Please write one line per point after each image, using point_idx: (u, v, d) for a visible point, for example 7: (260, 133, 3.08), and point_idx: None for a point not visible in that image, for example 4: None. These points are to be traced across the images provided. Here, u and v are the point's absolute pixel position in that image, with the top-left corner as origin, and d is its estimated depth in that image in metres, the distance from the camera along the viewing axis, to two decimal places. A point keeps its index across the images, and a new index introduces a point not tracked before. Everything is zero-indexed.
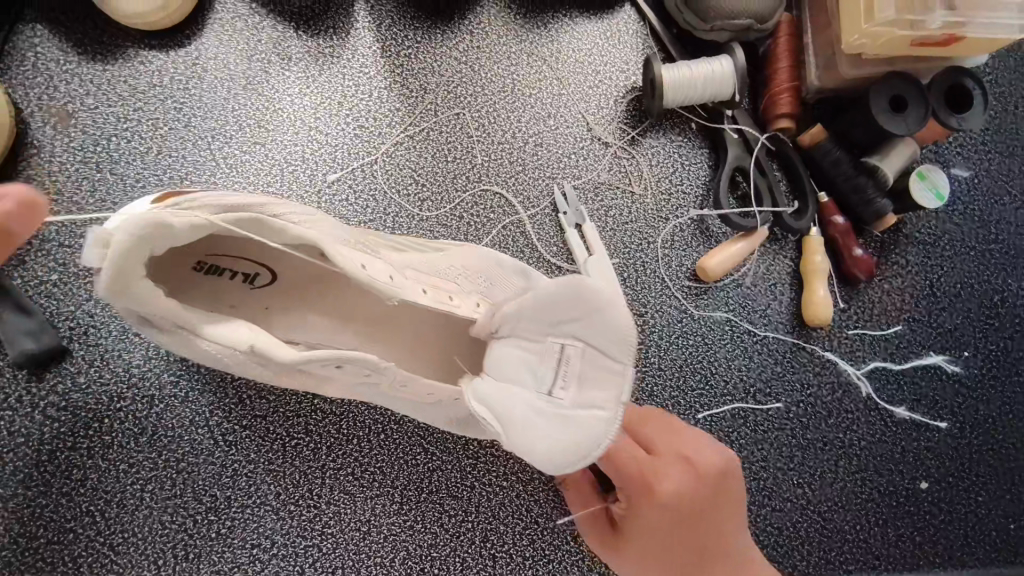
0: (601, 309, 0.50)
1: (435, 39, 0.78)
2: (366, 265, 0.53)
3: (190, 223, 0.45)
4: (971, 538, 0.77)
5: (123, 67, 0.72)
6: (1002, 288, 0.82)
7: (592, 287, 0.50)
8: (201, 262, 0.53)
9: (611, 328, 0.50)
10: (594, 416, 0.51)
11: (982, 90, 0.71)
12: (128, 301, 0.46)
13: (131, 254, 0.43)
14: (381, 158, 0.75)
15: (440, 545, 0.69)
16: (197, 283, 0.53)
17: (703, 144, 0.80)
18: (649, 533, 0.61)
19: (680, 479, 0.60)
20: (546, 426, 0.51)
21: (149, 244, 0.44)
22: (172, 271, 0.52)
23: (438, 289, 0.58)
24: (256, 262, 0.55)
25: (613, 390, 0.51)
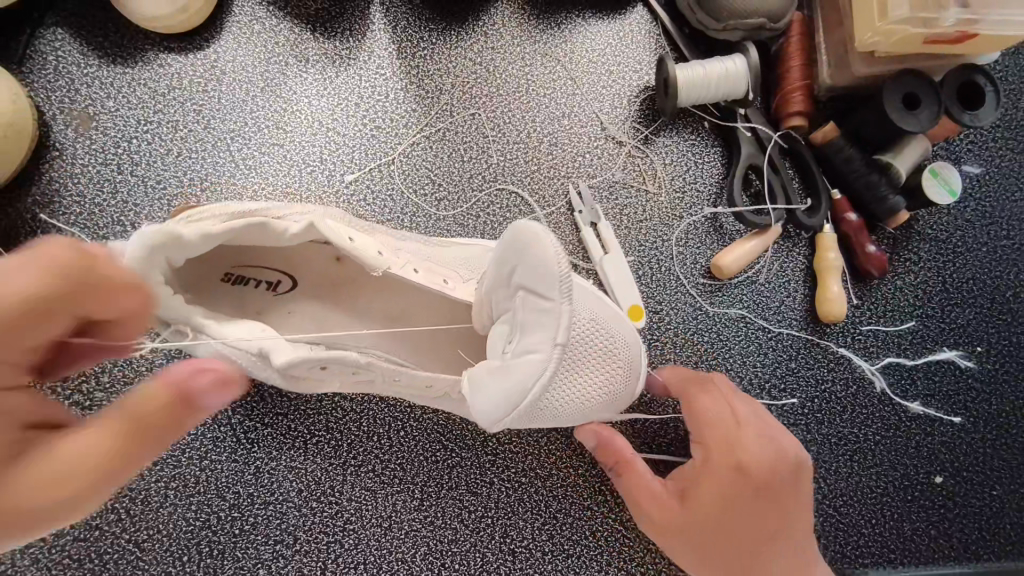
0: (525, 252, 0.49)
1: (450, 40, 0.79)
2: (353, 239, 0.56)
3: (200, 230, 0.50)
4: (985, 532, 0.78)
5: (143, 70, 0.73)
6: (1014, 284, 0.83)
7: (531, 227, 0.49)
8: (230, 273, 0.59)
9: (535, 272, 0.49)
10: (529, 362, 0.49)
11: (994, 87, 0.72)
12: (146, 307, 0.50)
13: (144, 258, 0.48)
14: (398, 158, 0.75)
15: (460, 541, 0.70)
16: (225, 292, 0.59)
17: (716, 142, 0.81)
18: (722, 503, 0.61)
19: (764, 453, 0.62)
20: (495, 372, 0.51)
21: (162, 251, 0.49)
22: (202, 282, 0.57)
23: (432, 270, 0.61)
24: (276, 270, 0.61)
25: (548, 334, 0.49)
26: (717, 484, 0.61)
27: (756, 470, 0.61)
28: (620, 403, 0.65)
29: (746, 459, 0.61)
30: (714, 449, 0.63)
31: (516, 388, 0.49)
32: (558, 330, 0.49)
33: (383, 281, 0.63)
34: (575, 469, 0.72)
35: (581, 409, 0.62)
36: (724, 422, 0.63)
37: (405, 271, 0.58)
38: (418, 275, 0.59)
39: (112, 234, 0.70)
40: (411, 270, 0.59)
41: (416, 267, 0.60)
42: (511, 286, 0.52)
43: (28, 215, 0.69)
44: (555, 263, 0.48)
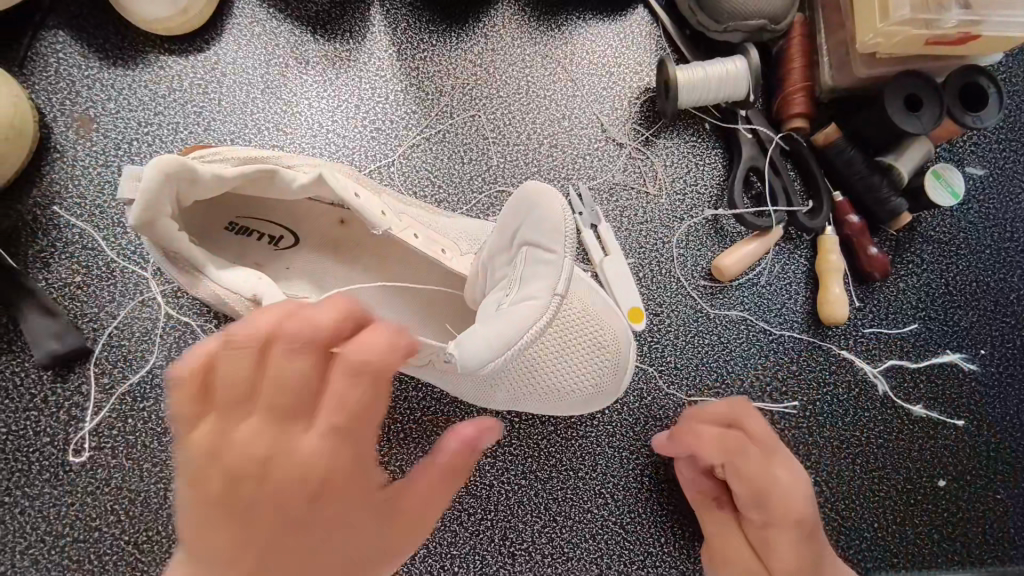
0: (535, 206, 0.50)
1: (451, 42, 0.79)
2: (359, 196, 0.57)
3: (213, 171, 0.52)
4: (989, 537, 0.77)
5: (144, 72, 0.73)
6: (1017, 286, 0.82)
7: (545, 187, 0.50)
8: (234, 222, 0.61)
9: (533, 224, 0.50)
10: (529, 304, 0.48)
11: (997, 88, 0.71)
12: (158, 235, 0.50)
13: (162, 186, 0.49)
14: (399, 160, 0.75)
15: (459, 544, 0.70)
16: (228, 242, 0.61)
17: (717, 144, 0.81)
18: (792, 556, 0.60)
19: (806, 489, 0.63)
20: (495, 320, 0.49)
21: (174, 185, 0.50)
22: (206, 228, 0.59)
23: (431, 238, 0.61)
24: (281, 225, 0.62)
25: (550, 280, 0.49)
26: (773, 532, 0.61)
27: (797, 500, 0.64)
28: (605, 396, 0.68)
29: (753, 495, 0.62)
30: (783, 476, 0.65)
31: (514, 323, 0.48)
32: (560, 276, 0.49)
33: (383, 242, 0.65)
34: (575, 472, 0.72)
35: (563, 395, 0.65)
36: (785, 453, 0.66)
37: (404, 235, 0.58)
38: (416, 241, 0.59)
39: (113, 235, 0.70)
40: (410, 235, 0.59)
41: (416, 232, 0.60)
42: (515, 247, 0.52)
43: (29, 217, 0.69)
44: (559, 209, 0.49)
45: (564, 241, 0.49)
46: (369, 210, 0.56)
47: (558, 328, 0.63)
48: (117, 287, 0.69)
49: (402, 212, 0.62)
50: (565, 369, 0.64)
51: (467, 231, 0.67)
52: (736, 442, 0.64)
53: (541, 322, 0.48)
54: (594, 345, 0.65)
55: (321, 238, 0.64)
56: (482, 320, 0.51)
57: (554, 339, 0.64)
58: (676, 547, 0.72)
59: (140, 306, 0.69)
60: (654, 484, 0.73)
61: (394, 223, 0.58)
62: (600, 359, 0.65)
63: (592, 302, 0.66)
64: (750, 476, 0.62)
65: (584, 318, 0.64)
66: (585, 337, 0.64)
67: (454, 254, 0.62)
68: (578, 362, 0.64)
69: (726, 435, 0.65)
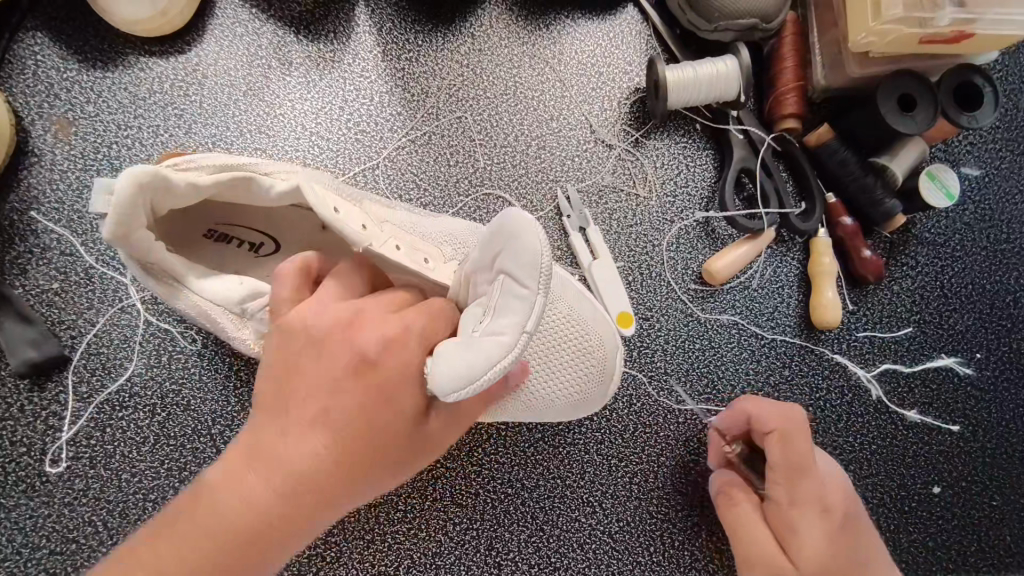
0: (516, 234, 0.47)
1: (437, 42, 0.78)
2: (339, 209, 0.55)
3: (188, 180, 0.51)
4: (984, 544, 0.76)
5: (123, 74, 0.72)
6: (1014, 288, 0.81)
7: (528, 216, 0.47)
8: (214, 229, 0.60)
9: (513, 251, 0.46)
10: (498, 339, 0.44)
11: (993, 88, 0.70)
12: (134, 246, 0.50)
13: (136, 199, 0.48)
14: (383, 162, 0.74)
15: (444, 554, 0.69)
16: (206, 248, 0.60)
17: (708, 145, 0.79)
18: (819, 539, 0.59)
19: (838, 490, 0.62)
20: (460, 350, 0.44)
21: (148, 196, 0.50)
22: (184, 235, 0.59)
23: (414, 247, 0.58)
24: (261, 232, 0.62)
25: (522, 317, 0.45)
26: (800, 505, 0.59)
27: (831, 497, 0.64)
28: (591, 404, 0.66)
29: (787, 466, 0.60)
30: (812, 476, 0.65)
31: (481, 358, 0.43)
32: (532, 315, 0.45)
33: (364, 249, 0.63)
34: (563, 480, 0.72)
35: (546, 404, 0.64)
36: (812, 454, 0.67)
37: (387, 249, 0.55)
38: (399, 252, 0.55)
39: (91, 241, 0.69)
40: (392, 247, 0.55)
41: (399, 243, 0.57)
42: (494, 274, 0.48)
43: (6, 223, 0.68)
44: (541, 240, 0.45)
45: (542, 278, 0.45)
46: (349, 225, 0.53)
47: (540, 332, 0.61)
48: (97, 294, 0.69)
49: (384, 221, 0.59)
50: (547, 379, 0.62)
51: (451, 236, 0.64)
52: (783, 414, 0.63)
53: (509, 361, 0.44)
54: (577, 353, 0.63)
55: (302, 244, 0.63)
56: (445, 347, 0.46)
57: (536, 345, 0.62)
58: (665, 556, 0.71)
59: (118, 315, 0.69)
60: (643, 493, 0.72)
61: (376, 236, 0.55)
62: (587, 371, 0.63)
63: (579, 305, 0.64)
64: (787, 440, 0.61)
65: (569, 323, 0.62)
66: (566, 343, 0.62)
67: (438, 263, 0.59)
68: (560, 371, 0.62)
69: (778, 410, 0.64)
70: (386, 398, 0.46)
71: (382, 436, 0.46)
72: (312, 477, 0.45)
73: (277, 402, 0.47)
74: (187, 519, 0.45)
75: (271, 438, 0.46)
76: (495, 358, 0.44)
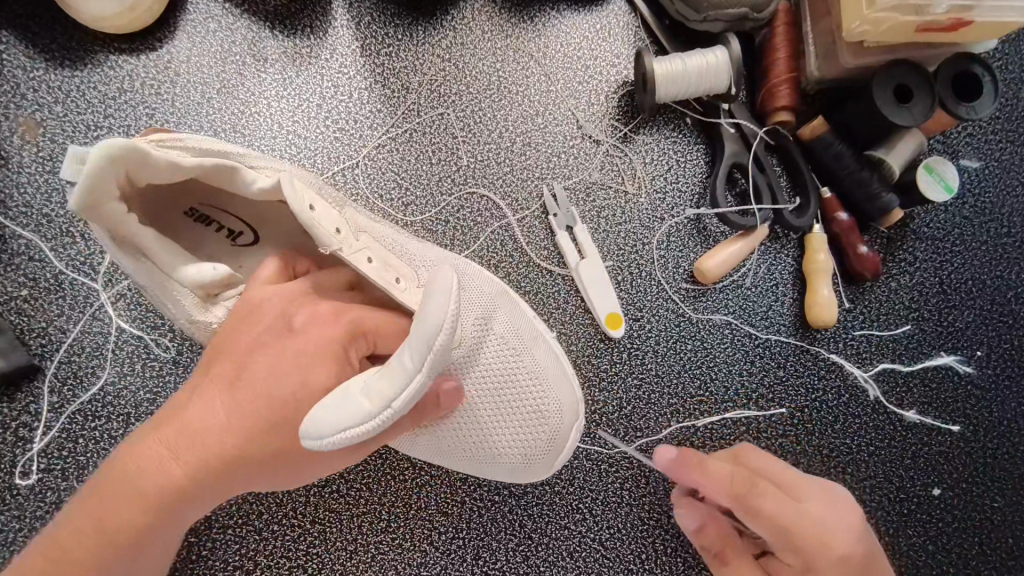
0: (429, 299, 0.46)
1: (418, 36, 0.75)
2: (316, 207, 0.52)
3: (169, 159, 0.47)
4: (986, 547, 0.74)
5: (92, 72, 0.69)
6: (1016, 283, 0.79)
7: (441, 282, 0.46)
8: (195, 208, 0.56)
9: (417, 318, 0.45)
10: (360, 402, 0.44)
11: (992, 77, 0.68)
12: (102, 218, 0.47)
13: (109, 171, 0.45)
14: (363, 161, 0.72)
15: (429, 564, 0.67)
16: (183, 226, 0.57)
17: (700, 139, 0.77)
18: None
19: (851, 527, 0.54)
20: (336, 399, 0.45)
21: (124, 167, 0.46)
22: (162, 209, 0.55)
23: (389, 262, 0.56)
24: (242, 221, 0.58)
25: (388, 387, 0.44)
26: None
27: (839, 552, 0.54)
28: (538, 471, 0.64)
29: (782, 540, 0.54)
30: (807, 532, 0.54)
31: (342, 419, 0.43)
32: (398, 387, 0.44)
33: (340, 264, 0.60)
34: (551, 487, 0.69)
35: (490, 448, 0.62)
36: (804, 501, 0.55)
37: (355, 257, 0.54)
38: (369, 266, 0.54)
39: (61, 245, 0.67)
40: (363, 260, 0.54)
41: (372, 255, 0.55)
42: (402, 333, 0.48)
43: None
44: (442, 315, 0.44)
45: (426, 357, 0.44)
46: (324, 226, 0.51)
47: (493, 382, 0.60)
48: (66, 300, 0.67)
49: (364, 231, 0.57)
50: (498, 426, 0.61)
51: (435, 255, 0.61)
52: (746, 482, 0.55)
53: (372, 426, 0.44)
54: (531, 409, 0.61)
55: (281, 240, 0.60)
56: (331, 390, 0.46)
57: (489, 396, 0.60)
58: (657, 564, 0.69)
59: (91, 322, 0.66)
60: (634, 499, 0.70)
61: (349, 242, 0.54)
62: (539, 429, 0.62)
63: (549, 365, 0.63)
64: (763, 512, 0.54)
65: (530, 379, 0.61)
66: (522, 399, 0.61)
67: (410, 285, 0.57)
68: (510, 422, 0.61)
69: (735, 475, 0.56)
70: (295, 366, 0.50)
71: (281, 402, 0.49)
72: (213, 431, 0.49)
73: (226, 370, 0.51)
74: (114, 463, 0.51)
75: (195, 403, 0.50)
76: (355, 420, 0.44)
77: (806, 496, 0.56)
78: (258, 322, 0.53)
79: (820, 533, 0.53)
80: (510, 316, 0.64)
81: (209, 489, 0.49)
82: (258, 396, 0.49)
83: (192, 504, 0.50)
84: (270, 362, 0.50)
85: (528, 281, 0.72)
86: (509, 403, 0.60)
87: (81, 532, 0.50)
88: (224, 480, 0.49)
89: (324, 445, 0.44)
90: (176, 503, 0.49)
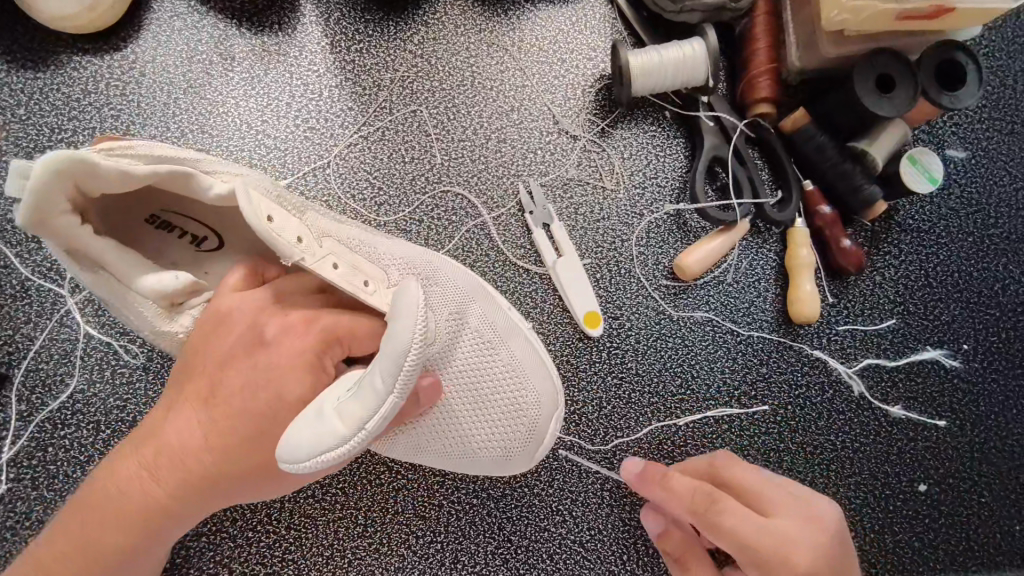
0: (396, 319, 0.45)
1: (389, 32, 0.74)
2: (274, 216, 0.50)
3: (118, 167, 0.47)
4: (973, 542, 0.73)
5: (55, 74, 0.68)
6: (1003, 275, 0.77)
7: (416, 300, 0.45)
8: (157, 215, 0.55)
9: (385, 338, 0.44)
10: (337, 424, 0.43)
11: (976, 65, 0.66)
12: (52, 233, 0.46)
13: (55, 183, 0.44)
14: (334, 161, 0.71)
15: (407, 569, 0.67)
16: (145, 236, 0.55)
17: (679, 132, 0.75)
18: None
19: (817, 543, 0.52)
20: (309, 421, 0.43)
21: (72, 177, 0.45)
22: (121, 220, 0.54)
23: (356, 266, 0.55)
24: (206, 227, 0.57)
25: (364, 409, 0.43)
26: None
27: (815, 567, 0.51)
28: (519, 463, 0.62)
29: (748, 557, 0.51)
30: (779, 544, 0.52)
31: (319, 440, 0.42)
32: (375, 411, 0.43)
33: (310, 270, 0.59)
34: (530, 489, 0.69)
35: (469, 447, 0.59)
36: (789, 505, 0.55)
37: (320, 265, 0.52)
38: (335, 271, 0.53)
39: (27, 251, 0.66)
40: (328, 265, 0.53)
41: (337, 261, 0.54)
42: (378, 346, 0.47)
43: None
44: (409, 337, 0.43)
45: (397, 378, 0.43)
46: (284, 236, 0.50)
47: (471, 376, 0.58)
48: (34, 307, 0.66)
49: (330, 235, 0.55)
50: (477, 422, 0.58)
51: (405, 255, 0.60)
52: (707, 497, 0.54)
53: (347, 448, 0.43)
54: (509, 406, 0.59)
55: (249, 246, 0.59)
56: (304, 410, 0.45)
57: (465, 391, 0.58)
58: (638, 565, 0.68)
59: (57, 328, 0.66)
60: (614, 499, 0.69)
61: (312, 251, 0.52)
62: (518, 420, 0.60)
63: (526, 357, 0.61)
64: (724, 526, 0.52)
65: (508, 373, 0.60)
66: (499, 395, 0.59)
67: (378, 287, 0.55)
68: (489, 419, 0.58)
69: (695, 488, 0.55)
70: (268, 378, 0.50)
71: (256, 416, 0.49)
72: (191, 447, 0.49)
73: (201, 386, 0.52)
74: (96, 482, 0.52)
75: (172, 420, 0.51)
76: (333, 441, 0.42)
77: (774, 514, 0.54)
78: (230, 333, 0.53)
79: (783, 547, 0.51)
80: (485, 309, 0.62)
81: (191, 504, 0.50)
82: (233, 412, 0.49)
83: (175, 520, 0.51)
84: (244, 377, 0.51)
85: (505, 280, 0.71)
86: (489, 398, 0.59)
87: (64, 554, 0.50)
88: (204, 495, 0.50)
89: (301, 469, 0.43)
90: (158, 520, 0.50)
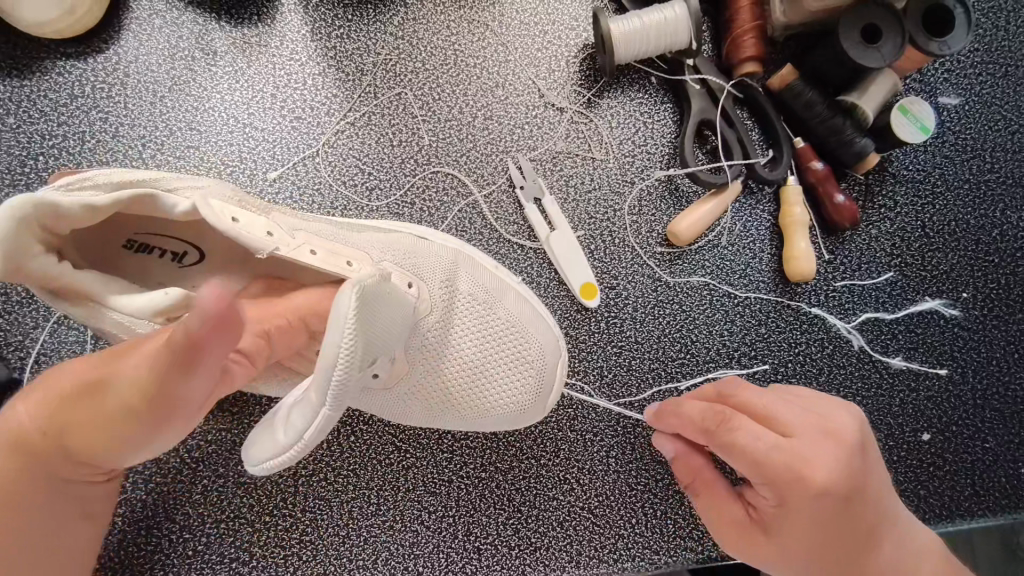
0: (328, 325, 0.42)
1: (368, 15, 0.73)
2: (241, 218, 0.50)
3: (81, 202, 0.47)
4: (979, 488, 0.74)
5: (41, 80, 0.69)
6: (1001, 221, 0.77)
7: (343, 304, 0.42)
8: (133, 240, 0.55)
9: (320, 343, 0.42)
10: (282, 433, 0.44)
11: (965, 7, 0.64)
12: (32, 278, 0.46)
13: (20, 231, 0.44)
14: (323, 150, 0.71)
15: (422, 543, 0.69)
16: (126, 261, 0.55)
17: (666, 98, 0.75)
18: (818, 530, 0.52)
19: (834, 459, 0.52)
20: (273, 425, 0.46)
21: (39, 223, 0.46)
22: (100, 251, 0.53)
23: (336, 250, 0.54)
24: (182, 241, 0.56)
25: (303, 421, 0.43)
26: (796, 511, 0.52)
27: (835, 489, 0.51)
28: (532, 417, 0.64)
29: (759, 475, 0.52)
30: (798, 467, 0.51)
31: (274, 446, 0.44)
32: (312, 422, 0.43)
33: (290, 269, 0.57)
34: (537, 460, 0.70)
35: (481, 409, 0.61)
36: (815, 428, 0.53)
37: (298, 254, 0.52)
38: (315, 257, 0.52)
39: None
40: (306, 253, 0.52)
41: (315, 247, 0.53)
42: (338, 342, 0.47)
43: None
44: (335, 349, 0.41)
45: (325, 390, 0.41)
46: (253, 233, 0.49)
47: (474, 338, 0.60)
48: (42, 311, 0.68)
49: (300, 227, 0.54)
50: (484, 385, 0.60)
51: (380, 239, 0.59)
52: (720, 415, 0.54)
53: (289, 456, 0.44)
54: (514, 360, 0.61)
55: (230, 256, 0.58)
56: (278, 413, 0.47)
57: (470, 351, 0.60)
58: (647, 527, 0.70)
59: (66, 330, 0.67)
60: (620, 466, 0.70)
61: (286, 242, 0.51)
62: (526, 371, 0.61)
63: (522, 311, 0.63)
64: (738, 446, 0.52)
65: (509, 330, 0.61)
66: (504, 350, 0.61)
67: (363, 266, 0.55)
68: (497, 379, 0.61)
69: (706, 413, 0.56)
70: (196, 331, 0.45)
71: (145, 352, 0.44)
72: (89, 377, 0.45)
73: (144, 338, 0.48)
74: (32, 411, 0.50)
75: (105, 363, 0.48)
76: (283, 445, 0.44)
77: (796, 432, 0.53)
78: None
79: (798, 466, 0.51)
80: (474, 271, 0.63)
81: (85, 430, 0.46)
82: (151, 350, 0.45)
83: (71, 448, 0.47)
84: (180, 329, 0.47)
85: (500, 257, 0.71)
86: (493, 360, 0.61)
87: None
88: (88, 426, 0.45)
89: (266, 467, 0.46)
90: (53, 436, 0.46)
